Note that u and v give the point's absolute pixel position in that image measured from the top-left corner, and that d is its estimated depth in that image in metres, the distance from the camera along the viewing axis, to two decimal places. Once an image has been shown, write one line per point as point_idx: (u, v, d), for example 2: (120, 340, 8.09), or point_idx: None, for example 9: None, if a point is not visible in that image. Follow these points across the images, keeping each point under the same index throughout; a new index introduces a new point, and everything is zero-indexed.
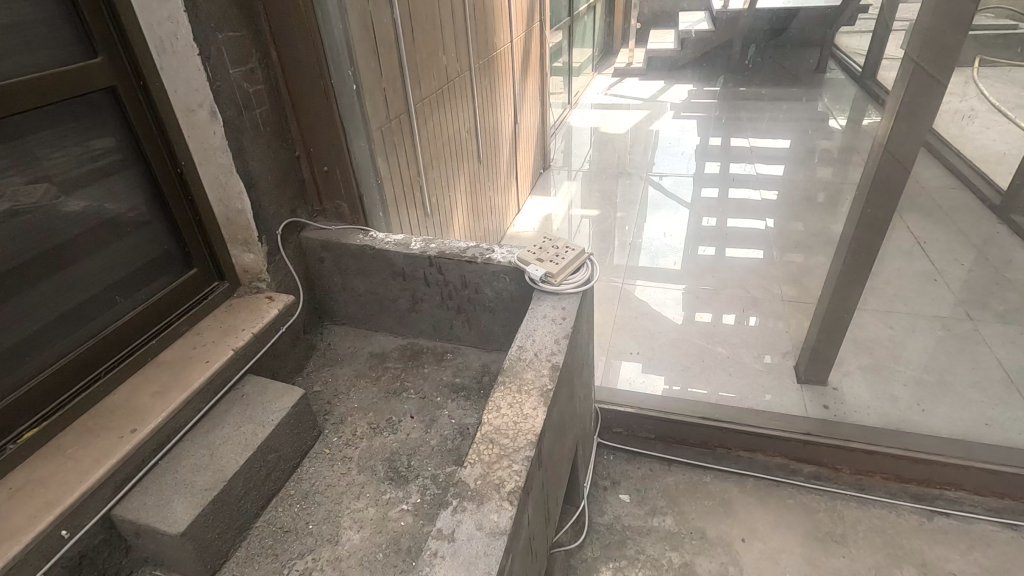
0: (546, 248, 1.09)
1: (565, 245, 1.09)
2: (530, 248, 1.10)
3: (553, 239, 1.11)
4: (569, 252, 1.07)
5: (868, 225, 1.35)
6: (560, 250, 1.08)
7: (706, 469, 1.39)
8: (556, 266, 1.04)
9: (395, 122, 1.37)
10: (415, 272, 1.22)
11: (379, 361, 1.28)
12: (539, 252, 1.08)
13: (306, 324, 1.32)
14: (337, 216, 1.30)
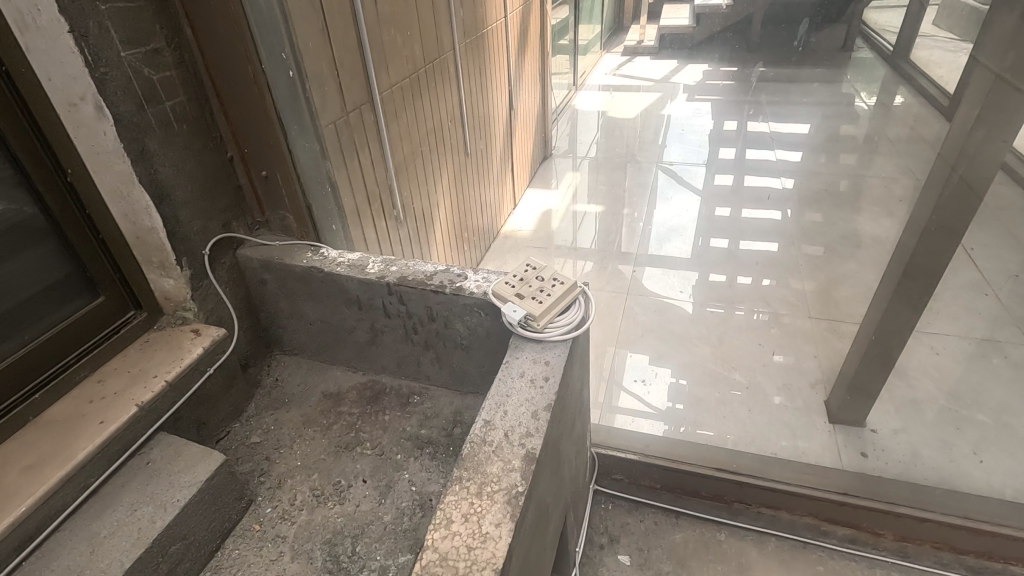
0: (529, 279, 0.87)
1: (553, 276, 0.87)
2: (509, 278, 0.88)
3: (539, 266, 0.89)
4: (558, 285, 0.85)
5: (928, 259, 1.09)
6: (546, 283, 0.85)
7: (720, 526, 1.18)
8: (539, 306, 0.82)
9: (354, 115, 1.14)
10: (372, 301, 1.00)
11: (333, 404, 1.08)
12: (520, 285, 0.86)
13: (249, 355, 1.12)
14: (284, 229, 1.08)
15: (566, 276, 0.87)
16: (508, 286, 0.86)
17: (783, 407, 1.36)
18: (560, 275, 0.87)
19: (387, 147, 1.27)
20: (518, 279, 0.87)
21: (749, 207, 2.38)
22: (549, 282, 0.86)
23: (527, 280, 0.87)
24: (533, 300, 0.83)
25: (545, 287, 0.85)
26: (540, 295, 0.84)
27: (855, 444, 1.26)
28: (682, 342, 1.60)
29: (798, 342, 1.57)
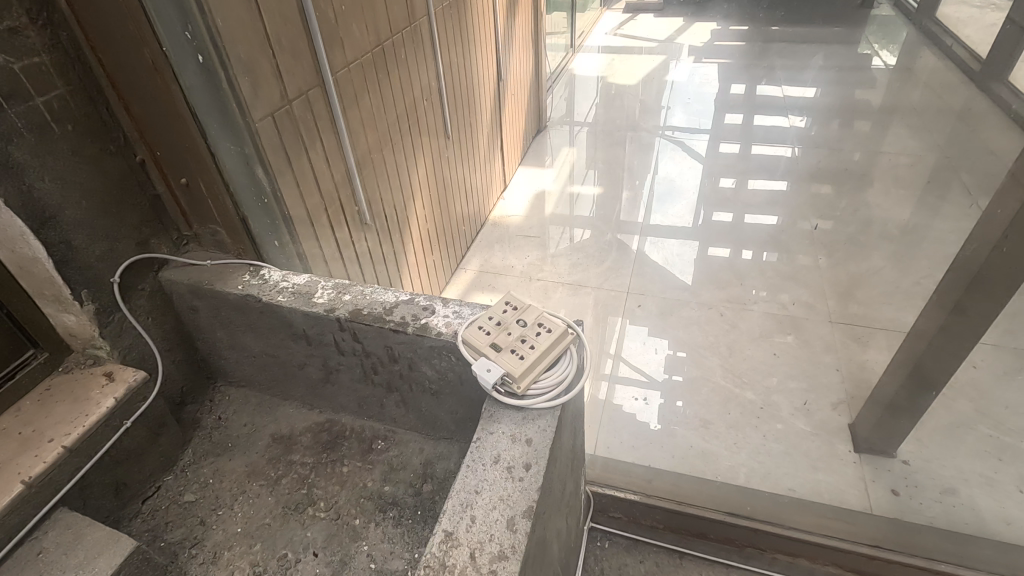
0: (508, 323, 0.70)
1: (538, 319, 0.70)
2: (484, 321, 0.71)
3: (521, 305, 0.72)
4: (545, 333, 0.68)
5: (982, 285, 0.85)
6: (529, 331, 0.68)
7: (729, 566, 1.01)
8: (519, 362, 0.65)
9: (299, 104, 0.94)
10: (322, 336, 0.83)
11: (283, 451, 0.92)
12: (497, 333, 0.69)
13: (186, 392, 0.95)
14: (216, 244, 0.90)
15: (554, 319, 0.70)
16: (482, 333, 0.69)
17: (803, 432, 1.21)
18: (548, 318, 0.70)
19: (345, 139, 1.07)
20: (495, 322, 0.70)
21: (753, 180, 2.22)
22: (533, 328, 0.69)
23: (506, 324, 0.70)
24: (511, 355, 0.66)
25: (527, 335, 0.68)
26: (521, 347, 0.67)
27: (886, 478, 1.11)
28: (688, 349, 1.43)
29: (815, 349, 1.40)
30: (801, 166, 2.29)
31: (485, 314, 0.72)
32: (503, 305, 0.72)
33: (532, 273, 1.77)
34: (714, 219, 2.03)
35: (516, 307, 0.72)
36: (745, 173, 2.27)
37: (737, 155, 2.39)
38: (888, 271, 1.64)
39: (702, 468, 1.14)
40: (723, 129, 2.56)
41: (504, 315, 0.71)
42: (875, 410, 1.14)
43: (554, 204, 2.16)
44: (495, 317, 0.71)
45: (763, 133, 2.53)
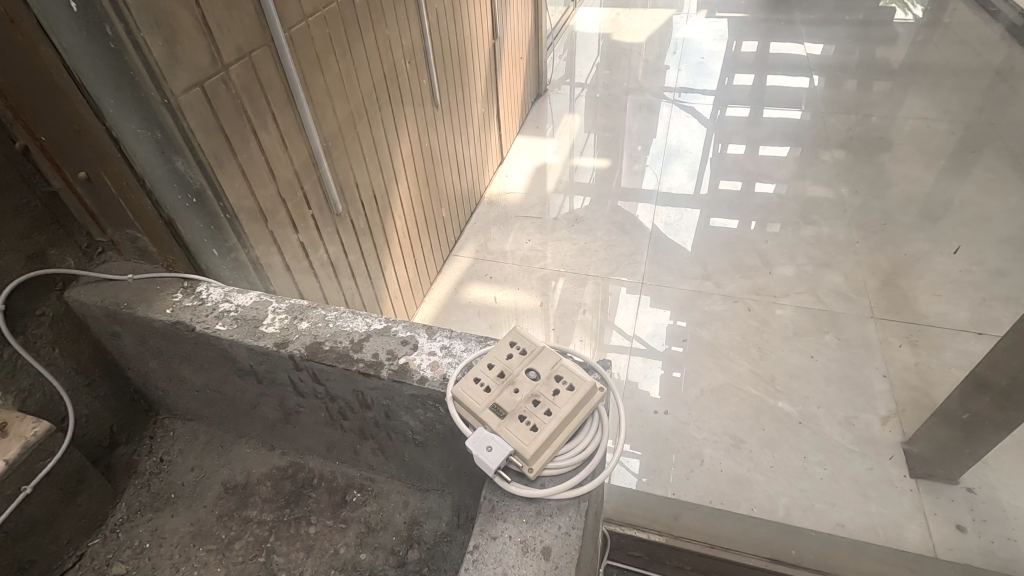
0: (514, 375, 0.52)
1: (556, 368, 0.52)
2: (481, 372, 0.53)
3: (532, 349, 0.54)
4: (565, 390, 0.50)
5: None
6: (543, 388, 0.51)
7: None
8: (532, 436, 0.47)
9: (241, 69, 0.72)
10: (274, 375, 0.65)
11: (237, 505, 0.75)
12: (500, 390, 0.51)
13: (117, 431, 0.78)
14: (139, 252, 0.71)
15: (576, 368, 0.52)
16: (479, 389, 0.51)
17: (850, 452, 1.05)
18: (569, 367, 0.52)
19: (306, 112, 0.85)
20: (497, 373, 0.52)
21: (764, 144, 2.02)
22: (548, 381, 0.51)
23: (512, 376, 0.52)
24: (520, 424, 0.48)
25: (541, 394, 0.50)
26: (533, 411, 0.49)
27: (949, 510, 0.95)
28: (712, 350, 1.26)
29: (857, 351, 1.23)
30: (827, 131, 2.06)
31: (482, 360, 0.54)
32: (507, 348, 0.54)
33: (532, 259, 1.58)
34: (721, 186, 1.83)
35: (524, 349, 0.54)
36: (755, 137, 2.05)
37: (748, 118, 2.17)
38: (935, 257, 1.46)
39: (734, 499, 0.98)
40: (735, 90, 2.34)
41: (509, 361, 0.53)
42: (937, 431, 0.98)
43: (556, 180, 1.91)
44: (496, 364, 0.53)
45: (781, 94, 2.29)
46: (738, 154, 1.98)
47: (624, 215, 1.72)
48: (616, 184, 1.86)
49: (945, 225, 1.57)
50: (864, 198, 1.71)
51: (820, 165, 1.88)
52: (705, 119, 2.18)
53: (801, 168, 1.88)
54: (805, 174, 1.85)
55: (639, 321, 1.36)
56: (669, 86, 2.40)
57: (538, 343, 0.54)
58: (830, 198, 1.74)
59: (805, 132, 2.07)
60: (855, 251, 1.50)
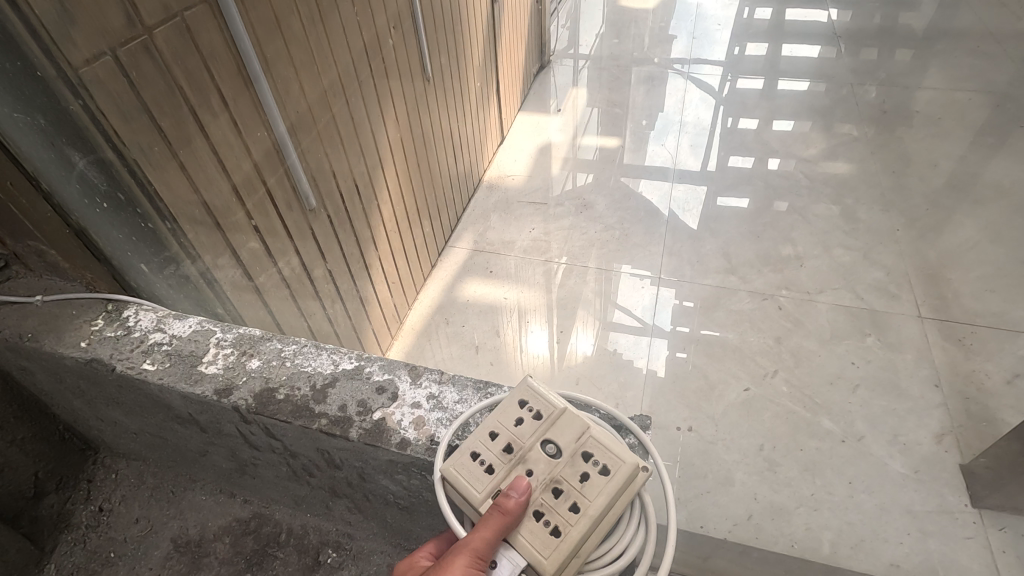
0: (526, 449, 0.39)
1: (581, 439, 0.39)
2: (481, 441, 0.40)
3: (548, 410, 0.40)
4: (595, 475, 0.37)
5: None
6: (565, 470, 0.37)
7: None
8: (553, 546, 0.35)
9: (172, 33, 0.56)
10: (218, 424, 0.52)
11: (188, 568, 0.62)
12: (506, 474, 0.38)
13: (44, 479, 0.64)
14: (52, 267, 0.57)
15: (609, 438, 0.39)
16: (478, 471, 0.38)
17: (902, 476, 0.93)
18: (601, 439, 0.39)
19: (263, 88, 0.70)
20: (501, 446, 0.39)
21: (776, 117, 1.86)
22: (572, 460, 0.38)
23: (522, 452, 0.39)
24: (536, 526, 0.36)
25: (563, 480, 0.37)
26: (554, 506, 0.36)
27: (1019, 546, 0.83)
28: (739, 356, 1.13)
29: (903, 357, 1.10)
30: (855, 102, 1.89)
31: (482, 425, 0.41)
32: (514, 407, 0.41)
33: (537, 249, 1.44)
34: (728, 162, 1.68)
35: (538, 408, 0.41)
36: (772, 109, 1.89)
37: (763, 89, 2.01)
38: (985, 247, 1.32)
39: (772, 533, 0.86)
40: (749, 58, 2.16)
41: (516, 428, 0.40)
42: (1005, 455, 0.85)
43: (561, 164, 1.74)
44: (500, 431, 0.40)
45: (802, 63, 2.12)
46: (750, 129, 1.82)
47: (636, 201, 1.56)
48: (617, 167, 1.70)
49: (993, 209, 1.42)
50: (895, 176, 1.56)
51: (843, 139, 1.73)
52: (717, 90, 2.01)
53: (822, 143, 1.73)
54: (827, 150, 1.70)
55: (656, 320, 1.23)
56: (678, 56, 2.21)
57: (555, 400, 0.41)
58: (855, 174, 1.59)
59: (829, 104, 1.90)
60: (895, 240, 1.36)
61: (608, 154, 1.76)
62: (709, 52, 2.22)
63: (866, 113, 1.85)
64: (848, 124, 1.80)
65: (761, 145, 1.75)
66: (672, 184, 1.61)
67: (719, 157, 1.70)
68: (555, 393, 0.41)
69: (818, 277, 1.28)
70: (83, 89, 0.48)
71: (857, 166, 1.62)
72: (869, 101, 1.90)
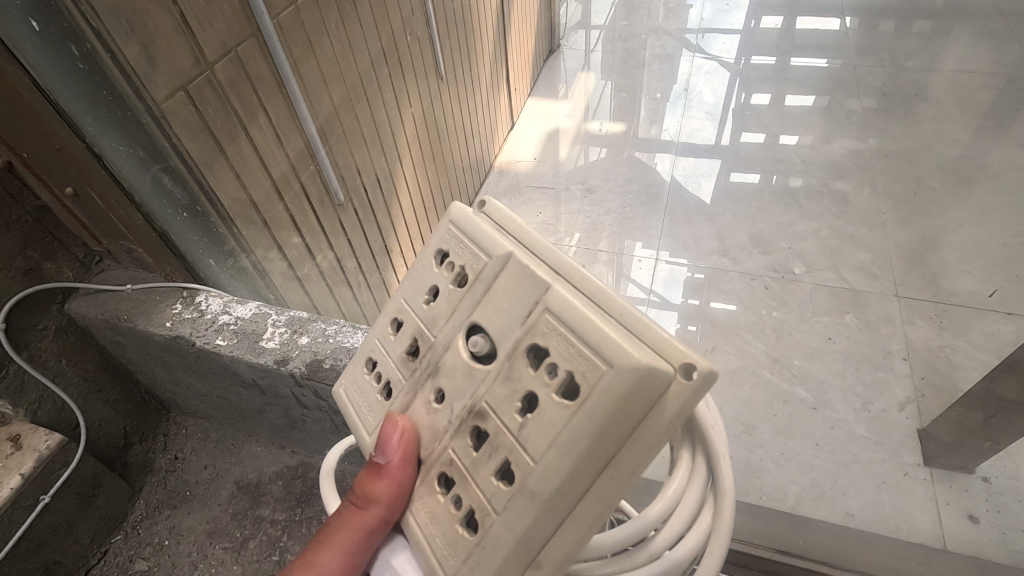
0: (436, 340, 0.42)
1: (531, 328, 0.35)
2: (383, 350, 0.47)
3: (474, 272, 0.40)
4: (550, 396, 0.33)
5: None
6: (501, 392, 0.36)
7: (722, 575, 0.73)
8: (443, 526, 0.38)
9: (227, 64, 0.66)
10: (276, 388, 0.65)
11: (250, 504, 0.77)
12: (404, 388, 0.43)
13: (131, 431, 0.79)
14: (138, 261, 0.71)
15: (569, 323, 0.33)
16: (376, 397, 0.46)
17: (864, 440, 1.05)
18: (560, 316, 0.34)
19: (299, 101, 0.80)
20: (407, 344, 0.45)
21: (790, 93, 1.89)
22: (509, 385, 0.36)
23: (433, 358, 0.42)
24: (438, 498, 0.39)
25: (492, 412, 0.37)
26: (468, 470, 0.37)
27: (963, 500, 0.94)
28: (727, 332, 1.25)
29: (878, 333, 1.21)
30: (866, 76, 1.91)
31: (397, 326, 0.46)
32: (430, 283, 0.44)
33: (546, 231, 1.54)
34: (743, 138, 1.76)
35: (461, 268, 0.42)
36: (783, 84, 1.93)
37: (776, 62, 2.02)
38: (969, 229, 1.39)
39: (744, 486, 0.98)
40: (763, 30, 2.18)
41: (428, 332, 0.43)
42: (962, 421, 0.94)
43: (569, 147, 1.83)
44: (404, 320, 0.46)
45: (817, 33, 2.12)
46: (764, 106, 1.86)
47: (641, 184, 1.65)
48: (628, 150, 1.77)
49: (981, 193, 1.47)
50: (895, 156, 1.62)
51: (850, 115, 1.77)
52: (728, 66, 2.04)
53: (828, 119, 1.78)
54: (832, 127, 1.75)
55: (668, 293, 1.34)
56: (692, 28, 2.23)
57: (498, 251, 0.39)
58: (856, 153, 1.65)
59: (838, 78, 1.92)
60: (884, 222, 1.44)
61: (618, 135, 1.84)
62: (725, 23, 2.24)
63: (877, 86, 1.87)
64: (857, 99, 1.84)
65: (768, 123, 1.81)
66: (676, 156, 1.73)
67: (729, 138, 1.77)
68: (495, 239, 0.40)
69: (809, 256, 1.38)
70: (164, 122, 0.58)
71: (860, 144, 1.67)
72: (881, 73, 1.91)
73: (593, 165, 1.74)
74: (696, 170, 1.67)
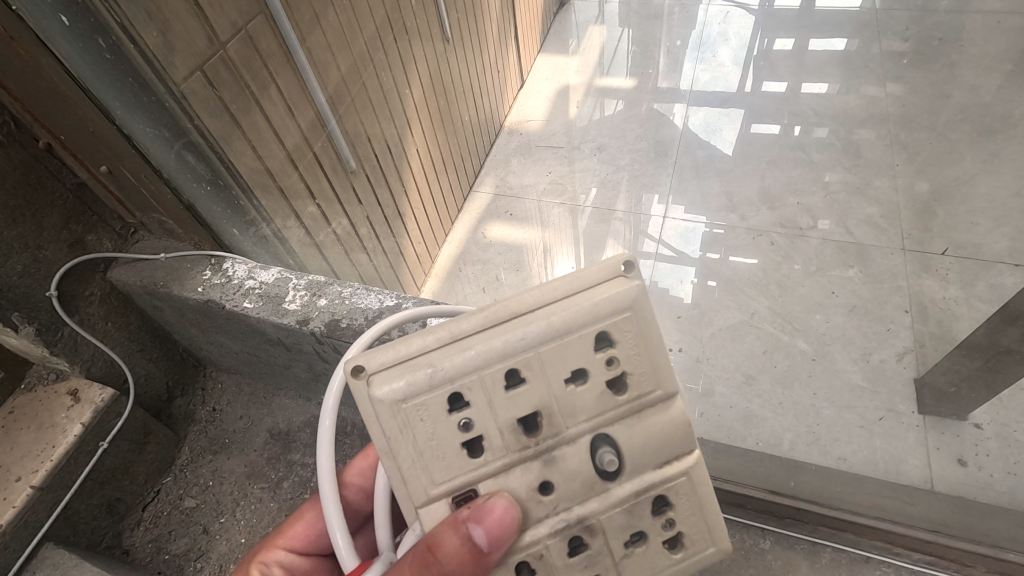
0: (566, 433, 0.46)
1: (669, 483, 0.47)
2: (480, 400, 0.44)
3: (634, 394, 0.46)
4: (660, 542, 0.47)
5: None
6: (621, 522, 0.46)
7: (766, 531, 0.81)
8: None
9: (240, 43, 0.71)
10: (299, 344, 0.72)
11: (282, 450, 0.85)
12: (502, 453, 0.45)
13: (172, 386, 0.87)
14: (167, 231, 0.77)
15: (696, 489, 0.48)
16: (456, 446, 0.44)
17: (861, 388, 1.09)
18: (694, 483, 0.48)
19: (308, 73, 0.83)
20: (521, 410, 0.45)
21: (813, 37, 1.80)
22: (630, 513, 0.46)
23: (552, 445, 0.45)
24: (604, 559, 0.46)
25: (602, 532, 0.46)
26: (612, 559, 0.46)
27: (953, 445, 0.95)
28: (732, 288, 1.29)
29: (881, 287, 1.23)
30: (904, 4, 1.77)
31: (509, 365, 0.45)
32: (574, 363, 0.46)
33: (556, 190, 1.57)
34: (763, 87, 1.73)
35: (622, 372, 0.46)
36: (808, 23, 1.83)
37: None
38: (983, 179, 1.32)
39: (741, 432, 1.04)
40: None
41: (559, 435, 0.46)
42: (961, 370, 0.95)
43: (579, 105, 1.82)
44: (528, 377, 0.45)
45: None
46: (785, 52, 1.80)
47: (651, 140, 1.65)
48: (644, 104, 1.76)
49: (1003, 138, 1.37)
50: (918, 101, 1.56)
51: (876, 56, 1.70)
52: (748, 8, 1.92)
53: (852, 63, 1.71)
54: (856, 72, 1.69)
55: (687, 250, 1.37)
56: None
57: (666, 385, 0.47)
58: (876, 99, 1.60)
59: (872, 12, 1.80)
60: (893, 173, 1.43)
61: (631, 91, 1.82)
62: None
63: (913, 16, 1.75)
64: (887, 37, 1.74)
65: (789, 71, 1.75)
66: (690, 107, 1.72)
67: (752, 85, 1.73)
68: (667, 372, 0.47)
69: (815, 213, 1.40)
70: (185, 102, 0.64)
71: (882, 89, 1.62)
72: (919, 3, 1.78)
73: (608, 119, 1.75)
74: (712, 120, 1.67)
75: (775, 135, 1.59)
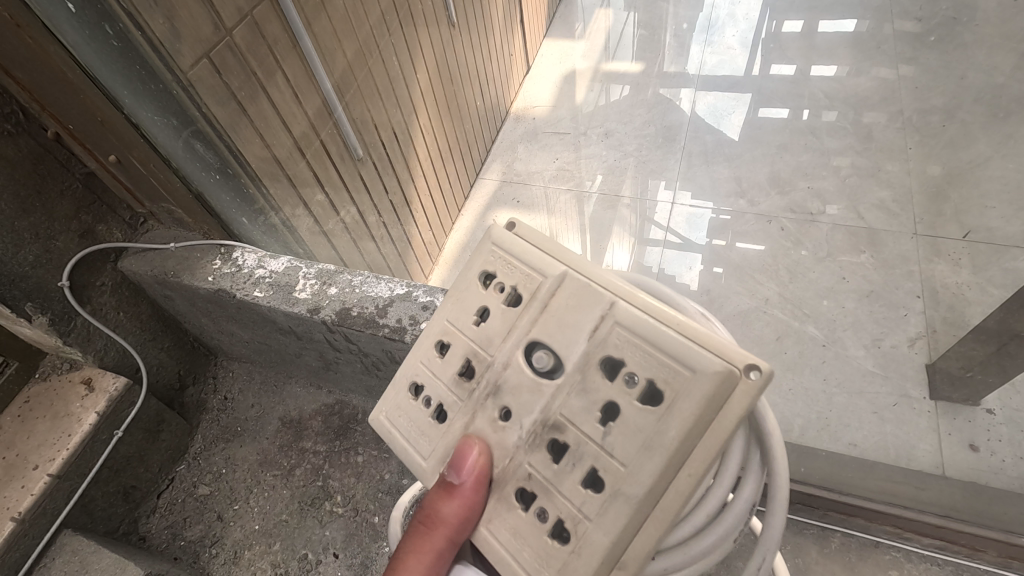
0: (495, 360, 0.44)
1: (602, 341, 0.39)
2: (428, 372, 0.48)
3: (529, 294, 0.43)
4: (631, 403, 0.37)
5: None
6: (580, 405, 0.39)
7: None
8: (529, 540, 0.39)
9: (245, 30, 0.70)
10: (311, 333, 0.72)
11: (294, 437, 0.86)
12: (460, 408, 0.45)
13: (185, 374, 0.88)
14: (177, 221, 0.77)
15: (635, 325, 0.38)
16: (426, 420, 0.47)
17: (873, 374, 1.10)
18: (630, 327, 0.38)
19: (313, 58, 0.82)
20: (455, 365, 0.46)
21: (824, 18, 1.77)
22: (586, 397, 0.39)
23: (491, 378, 0.43)
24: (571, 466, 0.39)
25: (570, 423, 0.39)
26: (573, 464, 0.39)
27: (965, 430, 0.93)
28: (742, 274, 1.29)
29: (894, 273, 1.23)
30: None
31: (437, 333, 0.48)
32: (478, 302, 0.46)
33: (563, 177, 1.55)
34: (772, 70, 1.70)
35: (511, 288, 0.45)
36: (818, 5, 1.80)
37: None
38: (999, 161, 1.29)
39: None
40: None
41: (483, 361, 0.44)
42: (974, 354, 0.92)
43: (585, 90, 1.80)
44: (450, 338, 0.47)
45: None
46: (796, 34, 1.77)
47: (658, 126, 1.63)
48: (651, 89, 1.74)
49: None
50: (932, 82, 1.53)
51: (888, 37, 1.66)
52: None
53: (863, 45, 1.68)
54: (868, 54, 1.66)
55: (694, 236, 1.37)
56: None
57: (552, 270, 0.42)
58: (889, 81, 1.57)
59: None
60: (906, 157, 1.41)
61: (638, 76, 1.79)
62: None
63: None
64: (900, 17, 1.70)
65: (799, 54, 1.72)
66: (698, 91, 1.69)
67: (760, 69, 1.71)
68: (545, 259, 0.43)
69: (826, 199, 1.39)
70: (192, 90, 0.64)
71: (894, 70, 1.58)
72: None
73: (614, 104, 1.73)
74: (721, 104, 1.65)
75: (784, 119, 1.57)
